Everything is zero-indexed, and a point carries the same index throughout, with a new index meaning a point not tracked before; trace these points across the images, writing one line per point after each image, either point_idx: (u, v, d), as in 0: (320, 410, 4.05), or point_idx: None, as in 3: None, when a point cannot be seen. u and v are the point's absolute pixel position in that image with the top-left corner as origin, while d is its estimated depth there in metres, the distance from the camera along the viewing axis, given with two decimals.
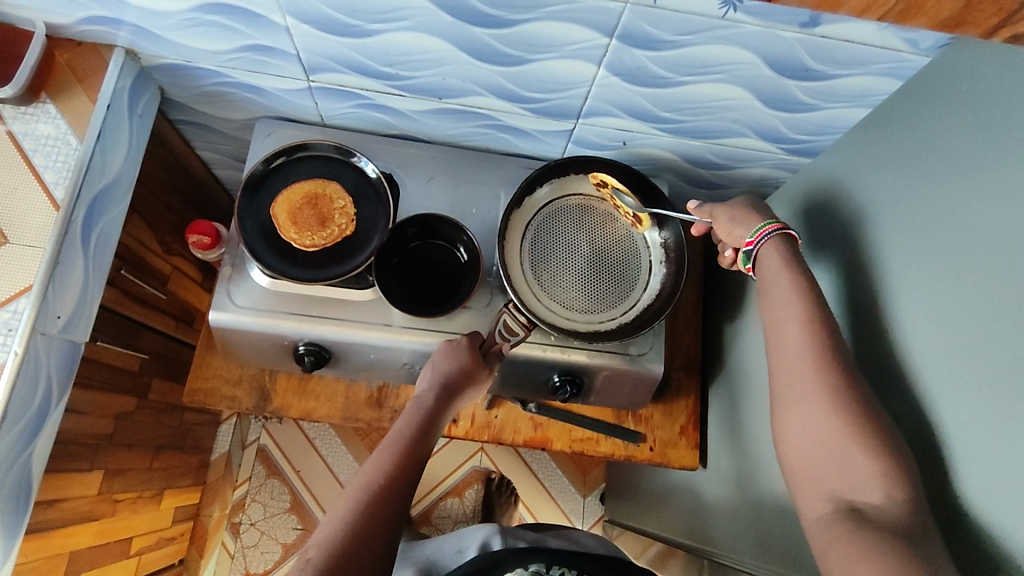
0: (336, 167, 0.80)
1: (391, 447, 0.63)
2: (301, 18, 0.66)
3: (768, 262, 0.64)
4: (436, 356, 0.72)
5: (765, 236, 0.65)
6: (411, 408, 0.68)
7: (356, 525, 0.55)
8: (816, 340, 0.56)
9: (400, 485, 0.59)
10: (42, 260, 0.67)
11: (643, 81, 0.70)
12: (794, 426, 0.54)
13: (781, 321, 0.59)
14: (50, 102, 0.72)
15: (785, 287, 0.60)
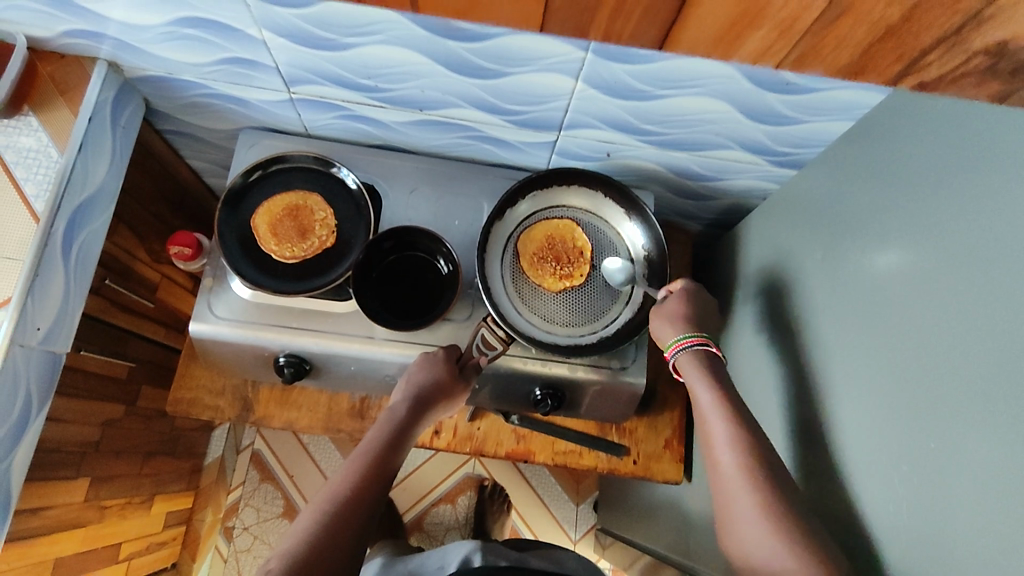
0: (316, 178, 0.80)
1: (360, 458, 0.63)
2: (278, 32, 0.66)
3: (688, 371, 0.69)
4: (411, 368, 0.72)
5: (682, 347, 0.71)
6: (383, 420, 0.68)
7: (318, 535, 0.55)
8: (737, 436, 0.62)
9: (366, 497, 0.60)
10: (21, 272, 0.67)
11: (622, 94, 0.69)
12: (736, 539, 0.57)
13: (709, 423, 0.64)
14: (32, 114, 0.72)
15: (703, 392, 0.66)
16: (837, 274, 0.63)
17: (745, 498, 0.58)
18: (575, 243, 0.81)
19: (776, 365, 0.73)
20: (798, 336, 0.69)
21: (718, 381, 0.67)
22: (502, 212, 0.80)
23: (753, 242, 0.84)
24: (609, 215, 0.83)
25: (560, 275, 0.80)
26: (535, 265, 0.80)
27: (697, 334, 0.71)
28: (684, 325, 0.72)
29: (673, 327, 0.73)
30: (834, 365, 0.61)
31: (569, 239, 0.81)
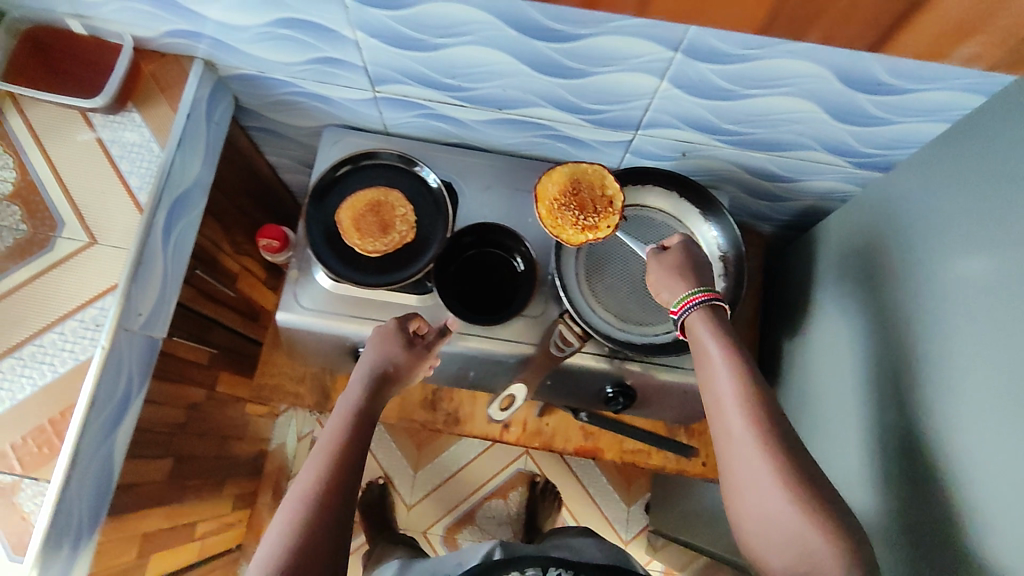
0: (398, 175, 0.83)
1: (324, 447, 0.62)
2: (370, 33, 0.68)
3: (694, 327, 0.65)
4: (368, 346, 0.71)
5: (693, 304, 0.66)
6: (341, 406, 0.67)
7: (305, 534, 0.56)
8: (748, 403, 0.58)
9: (331, 497, 0.58)
10: (126, 260, 0.71)
11: (708, 94, 0.69)
12: (747, 500, 0.56)
13: (716, 385, 0.61)
14: (135, 110, 0.76)
15: (714, 353, 0.62)
16: (926, 278, 0.63)
17: (761, 463, 0.55)
18: (603, 190, 0.75)
19: (858, 371, 0.72)
20: (884, 341, 0.68)
21: (729, 337, 0.63)
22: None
23: (828, 244, 0.83)
24: (681, 212, 0.83)
25: (584, 225, 0.75)
26: (555, 213, 0.76)
27: (707, 289, 0.67)
28: (694, 281, 0.68)
29: (681, 283, 0.68)
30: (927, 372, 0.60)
31: (595, 184, 0.76)
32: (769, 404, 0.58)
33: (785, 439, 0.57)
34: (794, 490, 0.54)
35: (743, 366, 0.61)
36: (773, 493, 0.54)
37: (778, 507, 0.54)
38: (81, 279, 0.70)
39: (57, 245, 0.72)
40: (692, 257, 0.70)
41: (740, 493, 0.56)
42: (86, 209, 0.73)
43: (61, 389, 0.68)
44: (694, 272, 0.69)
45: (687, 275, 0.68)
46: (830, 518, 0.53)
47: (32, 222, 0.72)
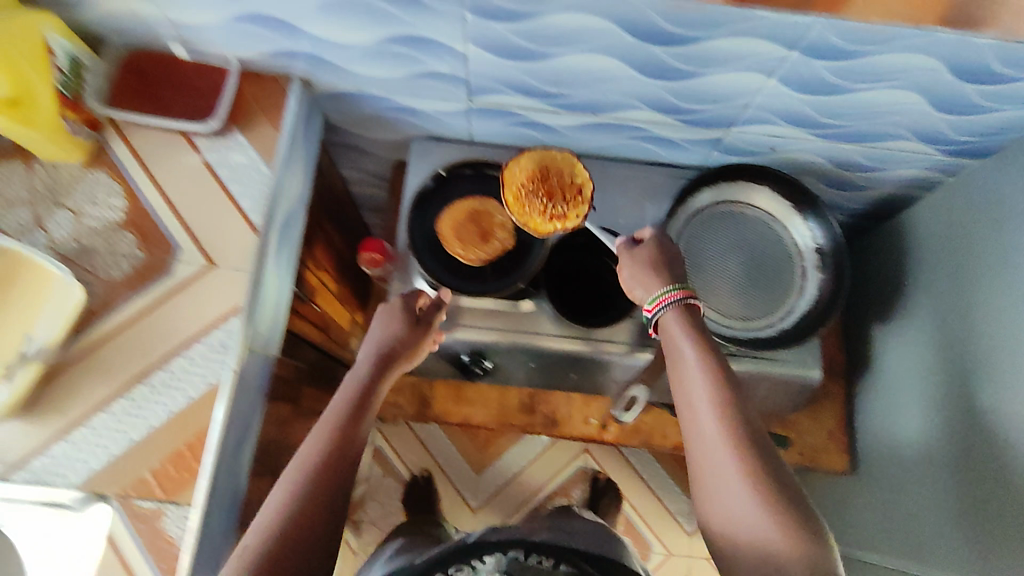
0: (493, 184, 0.83)
1: (328, 422, 0.64)
2: (484, 46, 0.69)
3: (669, 331, 0.63)
4: (372, 326, 0.74)
5: (667, 303, 0.64)
6: (348, 381, 0.68)
7: (279, 514, 0.57)
8: (722, 403, 0.57)
9: (322, 484, 0.59)
10: (247, 282, 0.72)
11: (813, 88, 0.71)
12: (717, 495, 0.54)
13: (689, 388, 0.59)
14: (239, 132, 0.76)
15: (688, 358, 0.60)
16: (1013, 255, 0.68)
17: (728, 459, 0.55)
18: (572, 178, 0.74)
19: (968, 353, 0.74)
20: (993, 322, 0.71)
21: (703, 337, 0.61)
22: (684, 201, 0.85)
23: (925, 237, 0.85)
24: (780, 212, 0.84)
25: (552, 213, 0.73)
26: (523, 201, 0.73)
27: (684, 286, 0.65)
28: (671, 276, 0.66)
29: (656, 279, 0.66)
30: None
31: (564, 171, 0.74)
32: (741, 401, 0.57)
33: (758, 444, 0.55)
34: (757, 484, 0.53)
35: (713, 361, 0.59)
36: (741, 488, 0.53)
37: (744, 502, 0.53)
38: (202, 302, 0.71)
39: (175, 270, 0.72)
40: (665, 252, 0.68)
41: (712, 491, 0.55)
42: (202, 233, 0.73)
43: (193, 412, 0.70)
44: (669, 268, 0.67)
45: (659, 271, 0.66)
46: (796, 508, 0.52)
47: (147, 248, 0.73)
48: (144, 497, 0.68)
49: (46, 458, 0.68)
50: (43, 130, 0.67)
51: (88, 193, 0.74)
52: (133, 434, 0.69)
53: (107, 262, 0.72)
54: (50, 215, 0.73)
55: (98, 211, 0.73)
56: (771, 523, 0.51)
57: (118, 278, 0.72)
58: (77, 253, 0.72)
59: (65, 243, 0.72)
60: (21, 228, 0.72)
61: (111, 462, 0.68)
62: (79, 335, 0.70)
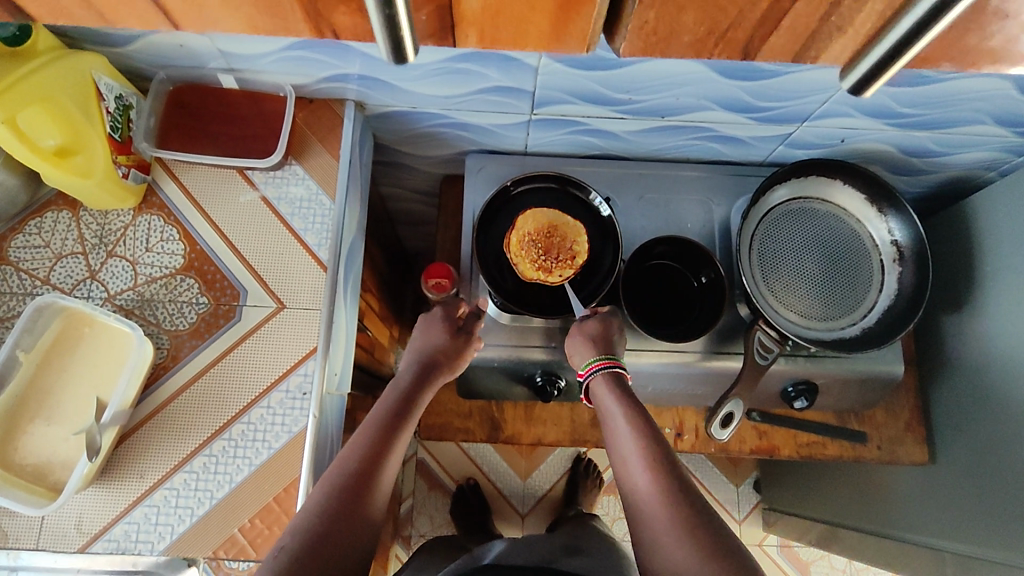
0: (561, 199, 0.80)
1: (370, 426, 0.62)
2: (557, 57, 0.65)
3: (598, 395, 0.66)
4: (415, 335, 0.74)
5: (594, 371, 0.67)
6: (391, 388, 0.67)
7: (314, 515, 0.54)
8: (650, 457, 0.58)
9: (358, 487, 0.56)
10: (321, 321, 0.68)
11: (899, 80, 0.68)
12: (645, 541, 0.55)
13: (620, 448, 0.61)
14: (297, 163, 0.73)
15: (617, 417, 0.63)
16: None
17: (656, 503, 0.55)
18: (573, 248, 0.77)
19: None
20: None
21: (631, 398, 0.65)
22: (758, 201, 0.82)
23: (1000, 219, 0.82)
24: (855, 207, 0.81)
25: (541, 266, 0.76)
26: (523, 244, 0.77)
27: (614, 357, 0.68)
28: (603, 348, 0.69)
29: (588, 349, 0.69)
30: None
31: (569, 237, 0.77)
32: (664, 450, 0.59)
33: (687, 493, 0.56)
34: (679, 525, 0.53)
35: (640, 415, 0.62)
36: (665, 528, 0.53)
37: (666, 541, 0.53)
38: (277, 346, 0.68)
39: (243, 315, 0.68)
40: (602, 321, 0.71)
41: (643, 537, 0.55)
42: (267, 272, 0.70)
43: (278, 464, 0.65)
44: (603, 336, 0.70)
45: (595, 341, 0.70)
46: (718, 545, 0.52)
47: (212, 294, 0.69)
48: (235, 558, 0.63)
49: (127, 525, 0.63)
50: (98, 179, 0.63)
51: (141, 239, 0.70)
52: (218, 492, 0.64)
53: (170, 312, 0.68)
54: (103, 264, 0.69)
55: (155, 258, 0.69)
56: (693, 563, 0.51)
57: (184, 328, 0.68)
58: (138, 304, 0.68)
59: (123, 294, 0.68)
60: (75, 280, 0.68)
61: (195, 524, 0.63)
62: (149, 392, 0.66)
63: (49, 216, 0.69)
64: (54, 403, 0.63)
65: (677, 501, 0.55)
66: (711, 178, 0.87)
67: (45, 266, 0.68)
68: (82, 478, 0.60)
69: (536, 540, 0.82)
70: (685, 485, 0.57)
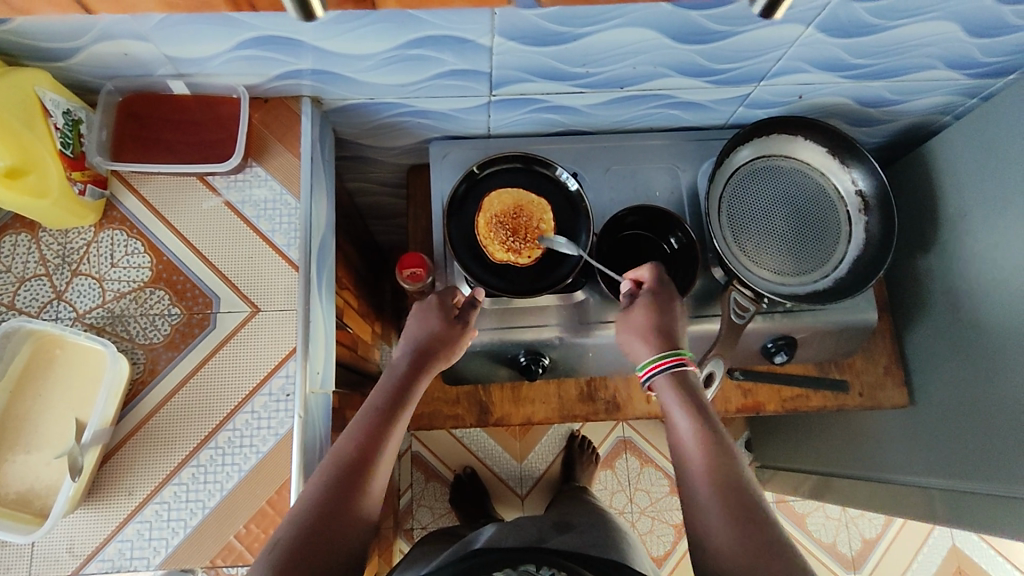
0: (529, 177, 0.80)
1: (364, 416, 0.61)
2: (511, 35, 0.65)
3: (656, 386, 0.64)
4: (410, 320, 0.71)
5: (660, 369, 0.64)
6: (386, 375, 0.66)
7: (306, 511, 0.54)
8: (707, 439, 0.59)
9: (350, 482, 0.56)
10: (298, 321, 0.68)
11: (849, 31, 0.69)
12: (702, 538, 0.55)
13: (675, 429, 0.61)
14: (258, 165, 0.72)
15: (671, 400, 0.62)
16: None
17: (709, 488, 0.56)
18: (539, 223, 0.78)
19: None
20: None
21: (684, 381, 0.63)
22: (724, 161, 0.82)
23: (957, 161, 0.84)
24: (818, 161, 0.82)
25: (510, 246, 0.78)
26: (491, 225, 0.78)
27: (682, 351, 0.65)
28: (666, 341, 0.65)
29: (653, 345, 0.66)
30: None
31: (534, 215, 0.78)
32: (725, 447, 0.59)
33: (741, 478, 0.56)
34: (730, 511, 0.54)
35: (699, 413, 0.61)
36: (724, 530, 0.53)
37: (720, 542, 0.53)
38: (256, 350, 0.67)
39: (218, 322, 0.68)
40: (660, 312, 0.67)
41: (699, 529, 0.56)
42: (238, 277, 0.69)
43: (268, 467, 0.65)
44: (665, 329, 0.66)
45: (656, 336, 0.66)
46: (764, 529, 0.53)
47: (184, 304, 0.68)
48: (233, 564, 0.63)
49: (120, 543, 0.62)
50: (55, 199, 0.62)
51: (105, 255, 0.69)
52: (210, 501, 0.64)
53: (142, 326, 0.67)
54: (70, 284, 0.67)
55: (122, 272, 0.68)
56: (737, 549, 0.52)
57: (159, 341, 0.67)
58: (109, 321, 0.67)
59: (93, 312, 0.67)
60: (41, 303, 0.66)
61: (190, 535, 0.63)
62: (129, 408, 0.65)
63: (7, 240, 0.68)
64: (31, 426, 0.62)
65: (736, 500, 0.55)
66: (676, 144, 0.88)
67: (9, 291, 0.66)
68: (69, 499, 0.59)
69: (535, 518, 0.83)
70: (739, 467, 0.57)
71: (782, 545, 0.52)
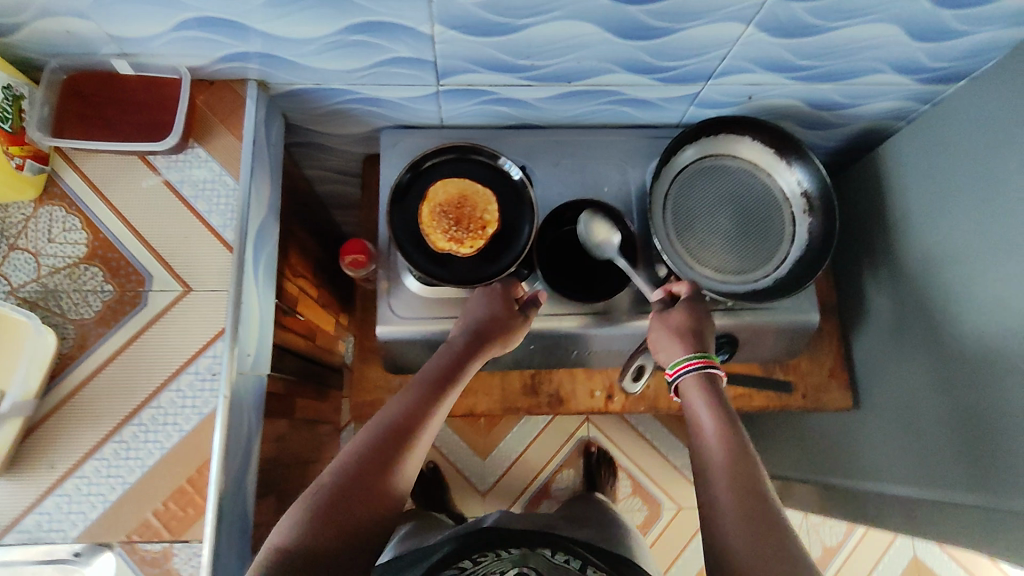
0: (476, 168, 0.80)
1: (416, 389, 0.69)
2: (450, 25, 0.64)
3: (685, 386, 0.69)
4: (467, 306, 0.77)
5: (688, 368, 0.68)
6: (440, 356, 0.73)
7: (350, 461, 0.63)
8: (723, 427, 0.63)
9: (391, 443, 0.64)
10: (228, 302, 0.68)
11: (791, 32, 0.68)
12: (705, 510, 0.59)
13: (696, 420, 0.66)
14: (198, 146, 0.73)
15: (695, 397, 0.67)
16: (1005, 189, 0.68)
17: (718, 469, 0.60)
18: (482, 214, 0.78)
19: (963, 284, 0.75)
20: (988, 250, 0.71)
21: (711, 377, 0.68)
22: (668, 161, 0.82)
23: (905, 167, 0.84)
24: (764, 161, 0.82)
25: (453, 236, 0.78)
26: (435, 215, 0.78)
27: (707, 354, 0.69)
28: (693, 343, 0.70)
29: (683, 346, 0.70)
30: (1021, 276, 0.66)
31: (478, 206, 0.78)
32: (746, 453, 0.61)
33: (750, 466, 0.60)
34: (733, 491, 0.58)
35: (720, 404, 0.66)
36: (724, 503, 0.57)
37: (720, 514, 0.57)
38: (184, 329, 0.68)
39: (150, 300, 0.68)
40: (696, 317, 0.71)
41: (704, 506, 0.60)
42: (172, 257, 0.69)
43: (190, 445, 0.66)
44: (696, 332, 0.70)
45: (688, 339, 0.70)
46: (766, 507, 0.56)
47: (117, 281, 0.68)
48: (149, 540, 0.64)
49: (39, 514, 0.63)
50: None
51: (43, 230, 0.69)
52: (130, 477, 0.65)
53: (75, 301, 0.68)
54: (5, 257, 0.68)
55: (58, 248, 0.69)
56: (733, 521, 0.56)
57: (90, 317, 0.67)
58: (42, 296, 0.67)
59: (26, 287, 0.67)
60: None
61: (109, 509, 0.64)
62: (56, 382, 0.65)
63: None
64: None
65: (744, 499, 0.57)
66: (628, 141, 0.88)
67: None
68: None
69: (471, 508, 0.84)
70: (749, 454, 0.61)
71: (783, 531, 0.55)
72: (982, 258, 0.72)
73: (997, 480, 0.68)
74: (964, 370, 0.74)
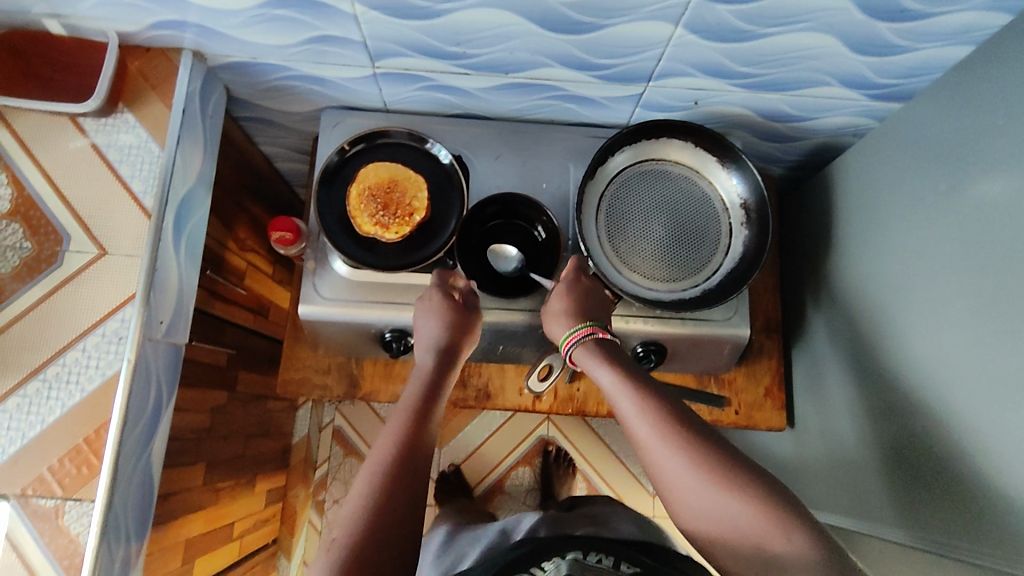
0: (407, 153, 0.81)
1: (402, 409, 0.64)
2: (371, 5, 0.64)
3: (584, 360, 0.68)
4: (420, 323, 0.72)
5: (575, 341, 0.68)
6: (415, 375, 0.69)
7: (365, 507, 0.56)
8: (653, 409, 0.60)
9: (403, 477, 0.58)
10: (141, 268, 0.69)
11: (724, 36, 0.67)
12: (686, 501, 0.57)
13: (623, 409, 0.62)
14: (128, 111, 0.74)
15: (609, 381, 0.64)
16: (939, 211, 0.65)
17: (661, 450, 0.58)
18: (410, 201, 0.77)
19: (892, 308, 0.72)
20: (917, 274, 0.68)
21: (611, 357, 0.66)
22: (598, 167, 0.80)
23: (852, 184, 0.81)
24: (700, 165, 0.81)
25: (380, 222, 0.77)
26: (363, 198, 0.77)
27: (595, 324, 0.69)
28: (578, 316, 0.70)
29: (570, 320, 0.70)
30: (945, 302, 0.64)
31: (408, 192, 0.78)
32: (676, 425, 0.59)
33: (701, 438, 0.58)
34: (712, 473, 0.56)
35: (627, 381, 0.63)
36: (705, 488, 0.55)
37: (715, 506, 0.55)
38: (95, 292, 0.69)
39: (65, 260, 0.69)
40: (580, 293, 0.72)
41: (675, 495, 0.57)
42: (92, 219, 0.71)
43: (90, 406, 0.67)
44: (582, 307, 0.70)
45: (573, 313, 0.70)
46: (751, 478, 0.55)
47: (36, 239, 0.69)
48: (42, 495, 0.65)
49: None
50: None
51: None
52: (30, 432, 0.66)
53: None
54: None
55: None
56: (739, 511, 0.54)
57: (5, 272, 0.68)
58: None
59: None
60: None
61: (5, 462, 0.65)
62: None
63: None
64: None
65: (722, 473, 0.56)
66: (573, 139, 0.87)
67: None
68: None
69: None
70: (699, 429, 0.59)
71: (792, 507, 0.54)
72: (911, 281, 0.69)
73: (922, 513, 0.66)
74: (892, 395, 0.72)
